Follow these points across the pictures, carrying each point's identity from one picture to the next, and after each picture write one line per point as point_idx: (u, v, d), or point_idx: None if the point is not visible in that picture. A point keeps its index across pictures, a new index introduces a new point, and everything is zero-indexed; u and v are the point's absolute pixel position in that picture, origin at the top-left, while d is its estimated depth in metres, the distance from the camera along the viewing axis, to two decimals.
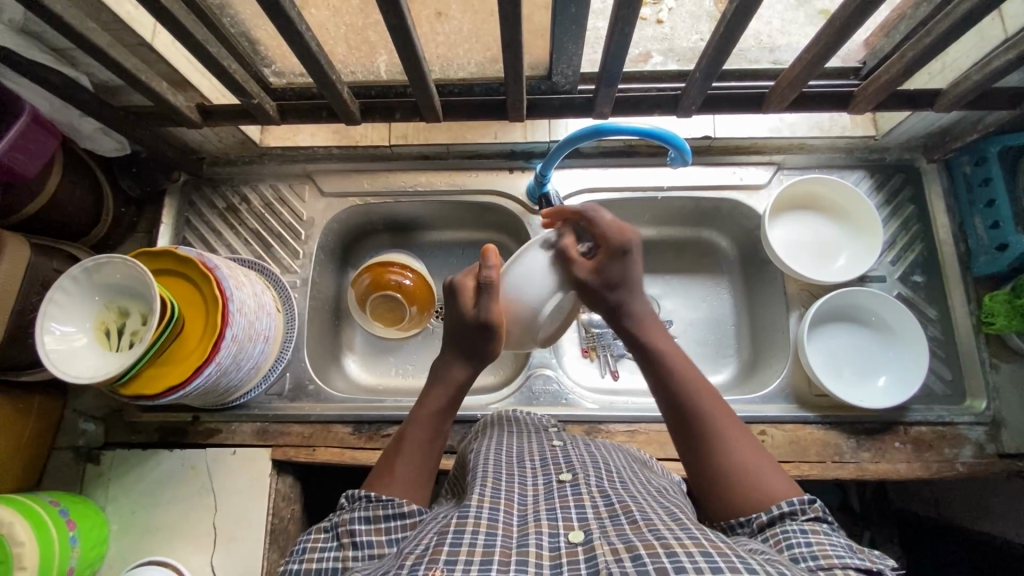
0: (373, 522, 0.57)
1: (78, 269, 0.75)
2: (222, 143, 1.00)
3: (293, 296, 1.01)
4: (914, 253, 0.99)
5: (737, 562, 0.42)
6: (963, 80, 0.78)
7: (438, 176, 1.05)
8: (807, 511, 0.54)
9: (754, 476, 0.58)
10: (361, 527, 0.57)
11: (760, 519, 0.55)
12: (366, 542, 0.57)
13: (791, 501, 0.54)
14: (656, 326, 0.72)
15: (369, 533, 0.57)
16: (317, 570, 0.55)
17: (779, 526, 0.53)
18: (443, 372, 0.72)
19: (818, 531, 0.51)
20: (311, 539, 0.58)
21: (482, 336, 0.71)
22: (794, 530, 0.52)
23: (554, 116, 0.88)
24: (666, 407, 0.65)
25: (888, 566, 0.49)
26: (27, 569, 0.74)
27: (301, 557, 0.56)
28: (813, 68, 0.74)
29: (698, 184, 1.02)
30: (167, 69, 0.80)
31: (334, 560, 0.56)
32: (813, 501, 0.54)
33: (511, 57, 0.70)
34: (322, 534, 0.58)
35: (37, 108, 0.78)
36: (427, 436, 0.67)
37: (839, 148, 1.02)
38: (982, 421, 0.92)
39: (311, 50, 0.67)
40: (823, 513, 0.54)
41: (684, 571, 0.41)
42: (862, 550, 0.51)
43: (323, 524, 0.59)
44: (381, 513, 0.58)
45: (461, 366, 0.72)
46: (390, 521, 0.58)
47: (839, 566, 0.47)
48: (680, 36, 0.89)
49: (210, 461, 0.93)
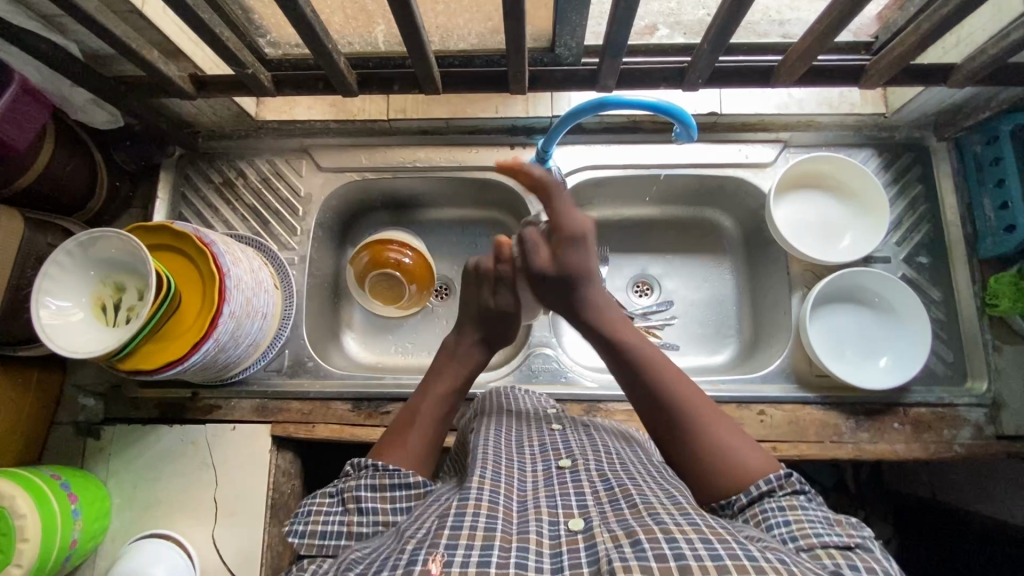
0: (378, 490, 0.57)
1: (72, 243, 0.74)
2: (218, 116, 0.98)
3: (291, 273, 1.00)
4: (920, 234, 0.98)
5: (737, 550, 0.42)
6: (979, 54, 0.76)
7: (437, 151, 1.03)
8: (784, 486, 0.54)
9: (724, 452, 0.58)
10: (367, 494, 0.57)
11: (741, 500, 0.54)
12: (370, 509, 0.57)
13: (768, 478, 0.54)
14: (614, 313, 0.72)
15: (374, 501, 0.57)
16: (322, 533, 0.56)
17: (757, 506, 0.53)
18: (461, 352, 0.74)
19: (796, 507, 0.51)
20: (316, 503, 0.58)
21: (499, 324, 0.76)
22: (772, 509, 0.52)
23: (557, 89, 0.86)
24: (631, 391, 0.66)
25: (866, 537, 0.49)
26: (29, 541, 0.74)
27: (307, 520, 0.57)
28: (825, 40, 0.71)
29: (703, 162, 1.00)
30: (159, 38, 0.78)
31: (339, 524, 0.56)
32: (789, 474, 0.55)
33: (513, 27, 0.68)
34: (327, 498, 0.59)
35: (26, 78, 0.76)
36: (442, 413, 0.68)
37: (848, 125, 1.00)
38: (982, 403, 0.92)
39: (306, 18, 0.65)
40: (800, 486, 0.54)
41: (684, 559, 0.41)
42: (839, 522, 0.51)
43: (329, 489, 0.59)
44: (386, 483, 0.58)
45: (478, 352, 0.75)
46: (395, 492, 0.58)
47: (819, 544, 0.47)
48: (686, 10, 0.84)
49: (210, 436, 0.93)
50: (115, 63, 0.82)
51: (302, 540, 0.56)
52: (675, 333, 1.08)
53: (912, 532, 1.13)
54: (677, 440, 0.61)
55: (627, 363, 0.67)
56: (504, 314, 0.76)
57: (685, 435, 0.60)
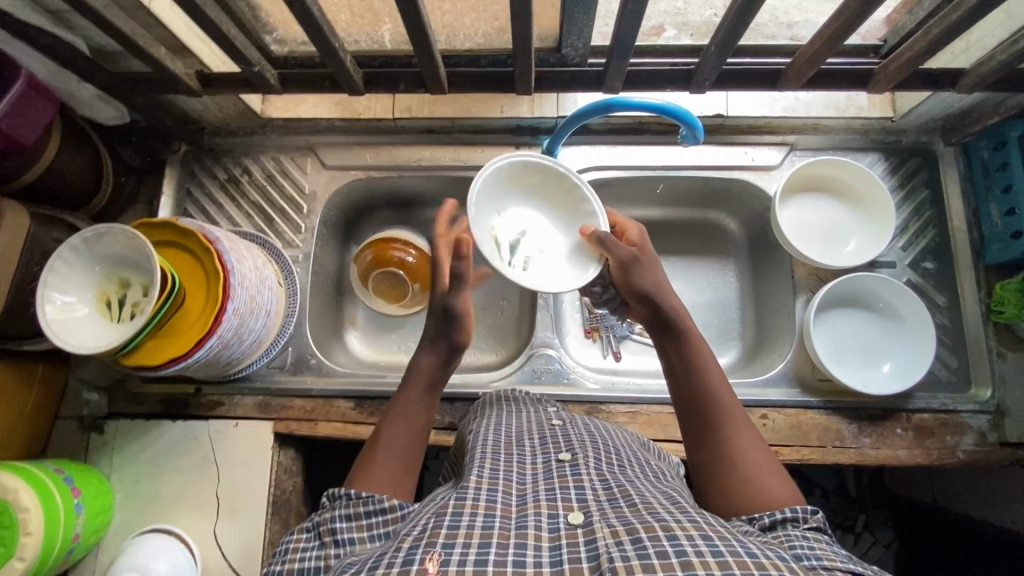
0: (353, 520, 0.55)
1: (76, 238, 0.74)
2: (223, 113, 0.98)
3: (295, 271, 1.00)
4: (926, 238, 0.98)
5: (736, 548, 0.42)
6: (989, 59, 0.76)
7: (442, 150, 1.03)
8: (809, 519, 0.52)
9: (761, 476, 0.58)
10: (342, 525, 0.55)
11: (762, 520, 0.53)
12: (347, 538, 0.54)
13: (793, 507, 0.53)
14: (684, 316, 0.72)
15: (351, 531, 0.55)
16: (300, 570, 0.53)
17: (779, 530, 0.51)
18: (420, 367, 0.72)
19: (821, 540, 0.49)
20: (293, 540, 0.56)
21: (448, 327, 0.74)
22: (797, 536, 0.49)
23: (563, 89, 0.86)
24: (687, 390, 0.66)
25: None
26: (32, 535, 0.75)
27: (283, 559, 0.54)
28: (833, 44, 0.71)
29: (708, 165, 1.00)
30: (165, 34, 0.77)
31: (315, 559, 0.53)
32: (815, 510, 0.52)
33: (520, 27, 0.68)
34: (303, 534, 0.57)
35: (33, 73, 0.76)
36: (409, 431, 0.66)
37: (855, 129, 0.99)
38: (985, 410, 0.91)
39: (313, 16, 0.65)
40: (825, 525, 0.52)
41: (685, 555, 0.41)
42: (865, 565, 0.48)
43: (305, 524, 0.57)
44: (362, 510, 0.56)
45: (429, 356, 0.73)
46: (371, 518, 0.56)
47: (840, 566, 0.44)
48: (693, 10, 0.83)
49: (212, 433, 0.93)
50: (121, 59, 0.82)
51: None
52: None
53: (913, 537, 1.13)
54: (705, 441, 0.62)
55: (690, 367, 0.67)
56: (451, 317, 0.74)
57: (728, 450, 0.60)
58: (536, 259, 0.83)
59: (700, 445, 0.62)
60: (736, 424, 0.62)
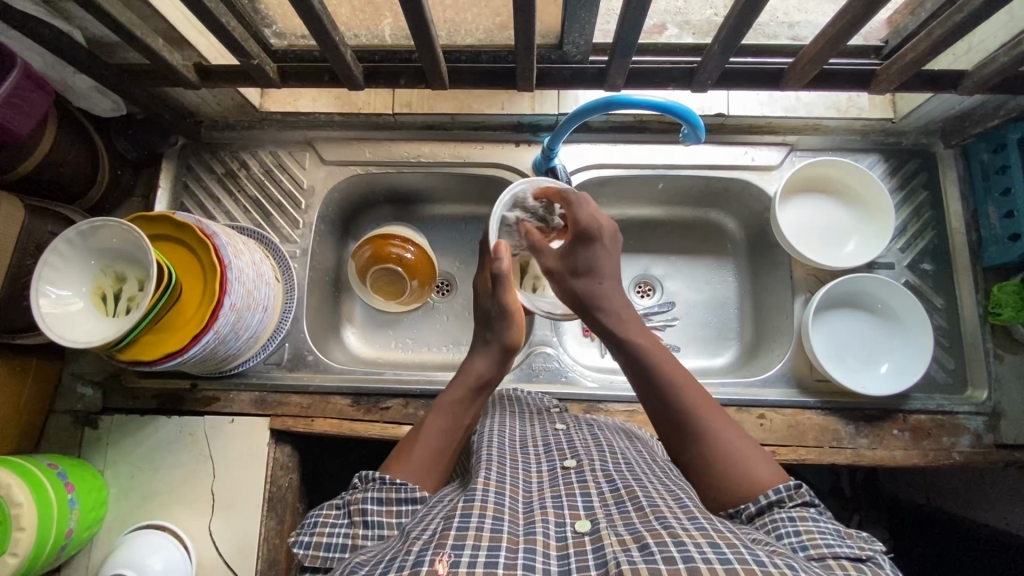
0: (385, 504, 0.56)
1: (72, 231, 0.73)
2: (221, 107, 0.97)
3: (293, 266, 0.99)
4: (924, 240, 0.98)
5: (745, 554, 0.42)
6: (990, 62, 0.75)
7: (442, 147, 1.02)
8: (793, 497, 0.53)
9: (733, 462, 0.58)
10: (373, 507, 0.56)
11: (749, 509, 0.54)
12: (376, 522, 0.55)
13: (778, 488, 0.54)
14: (630, 318, 0.73)
15: (380, 514, 0.56)
16: (327, 545, 0.55)
17: (767, 515, 0.53)
18: (470, 366, 0.74)
19: (806, 518, 0.51)
20: (322, 514, 0.57)
21: (500, 324, 0.76)
22: (782, 518, 0.51)
23: (564, 86, 0.85)
24: (648, 398, 0.66)
25: (877, 550, 0.48)
26: (25, 529, 0.74)
27: (312, 530, 0.56)
28: (837, 43, 0.71)
29: (708, 164, 1.00)
30: (164, 26, 0.77)
31: (344, 536, 0.55)
32: (798, 484, 0.54)
33: (522, 23, 0.67)
34: (333, 509, 0.58)
35: (30, 64, 0.75)
36: (449, 426, 0.66)
37: (855, 130, 0.99)
38: (981, 411, 0.92)
39: (313, 9, 0.64)
40: (809, 498, 0.54)
41: (692, 561, 0.41)
42: (850, 535, 0.50)
43: (335, 501, 0.59)
44: (394, 496, 0.57)
45: (483, 359, 0.74)
46: (402, 505, 0.57)
47: (829, 552, 0.47)
48: (694, 9, 0.84)
49: (208, 429, 0.92)
50: (119, 50, 0.81)
51: (306, 551, 0.54)
52: (676, 334, 1.08)
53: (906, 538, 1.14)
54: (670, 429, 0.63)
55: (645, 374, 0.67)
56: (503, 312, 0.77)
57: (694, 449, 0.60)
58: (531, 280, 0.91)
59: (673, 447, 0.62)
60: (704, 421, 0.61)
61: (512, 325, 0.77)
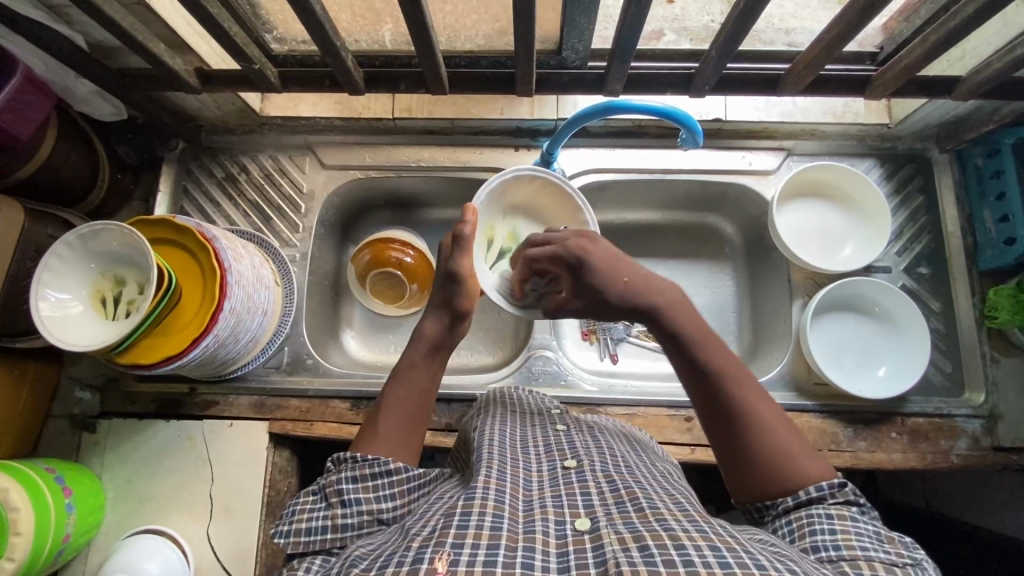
0: (359, 482, 0.58)
1: (72, 235, 0.73)
2: (221, 112, 0.98)
3: (292, 270, 1.00)
4: (921, 244, 0.98)
5: (745, 559, 0.41)
6: (985, 68, 0.76)
7: (441, 152, 1.03)
8: (835, 496, 0.53)
9: (784, 457, 0.56)
10: (348, 486, 0.57)
11: (785, 503, 0.54)
12: (354, 500, 0.57)
13: (820, 485, 0.53)
14: (677, 303, 0.66)
15: (356, 492, 0.57)
16: (308, 531, 0.55)
17: (804, 511, 0.53)
18: (421, 328, 0.73)
19: (844, 517, 0.50)
20: (300, 502, 0.58)
21: (452, 288, 0.75)
22: (819, 515, 0.51)
23: (563, 92, 0.86)
24: (694, 386, 0.61)
25: (919, 558, 0.47)
26: (22, 534, 0.74)
27: (291, 520, 0.57)
28: (833, 50, 0.72)
29: (706, 168, 1.00)
30: (166, 31, 0.77)
31: (323, 519, 0.56)
32: (843, 484, 0.53)
33: (521, 29, 0.68)
34: (310, 496, 0.59)
35: (31, 67, 0.76)
36: (410, 393, 0.67)
37: (851, 136, 1.00)
38: (979, 414, 0.92)
39: (315, 15, 0.65)
40: (854, 497, 0.53)
41: (692, 565, 0.41)
42: (891, 539, 0.49)
43: (311, 488, 0.59)
44: (368, 473, 0.58)
45: (435, 320, 0.73)
46: (377, 479, 0.58)
47: (862, 557, 0.46)
48: (691, 16, 0.85)
49: (207, 433, 0.92)
50: (120, 55, 0.81)
51: (287, 540, 0.55)
52: None
53: None
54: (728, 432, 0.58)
55: (693, 361, 0.62)
56: (455, 277, 0.75)
57: (745, 441, 0.57)
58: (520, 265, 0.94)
59: (720, 438, 0.59)
60: (758, 414, 0.58)
61: (463, 290, 0.74)
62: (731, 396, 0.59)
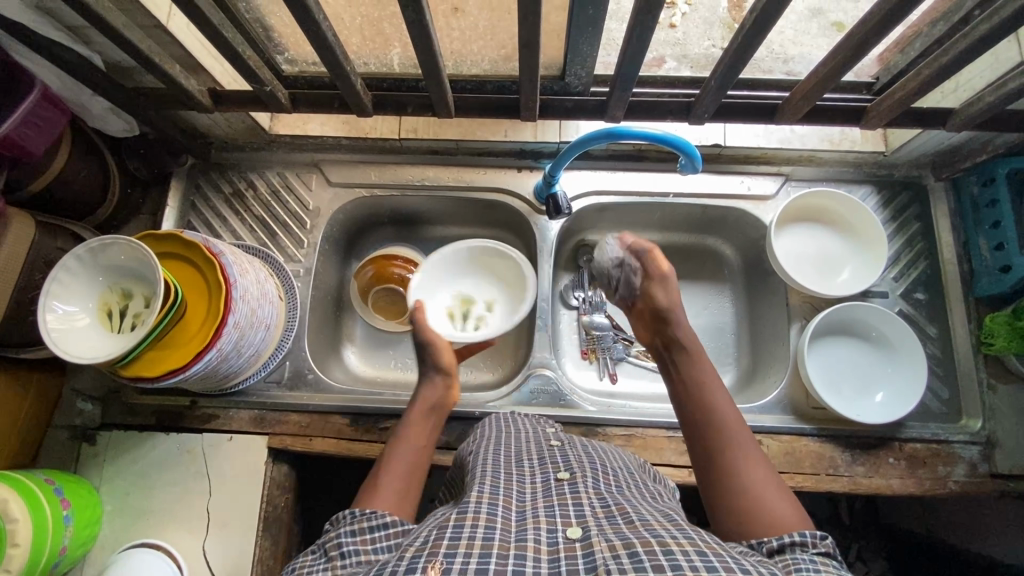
0: (358, 534, 0.57)
1: (82, 248, 0.75)
2: (231, 129, 1.00)
3: (296, 285, 1.01)
4: (917, 270, 0.99)
5: (731, 563, 0.43)
6: (978, 100, 0.78)
7: (446, 171, 1.05)
8: (817, 545, 0.52)
9: (761, 499, 0.60)
10: (348, 539, 0.57)
11: (771, 544, 0.54)
12: (352, 551, 0.56)
13: (802, 532, 0.53)
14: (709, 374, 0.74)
15: (355, 544, 0.56)
16: None
17: (787, 554, 0.52)
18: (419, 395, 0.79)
19: (827, 564, 0.49)
20: (299, 562, 0.57)
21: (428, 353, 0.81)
22: (804, 559, 0.50)
23: (566, 116, 0.88)
24: (698, 425, 0.69)
25: None
26: (20, 545, 0.74)
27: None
28: (828, 82, 0.74)
29: (706, 192, 1.02)
30: (181, 52, 0.79)
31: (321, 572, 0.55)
32: (824, 536, 0.53)
33: (527, 56, 0.70)
34: (309, 556, 0.58)
35: (47, 85, 0.78)
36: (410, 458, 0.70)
37: (849, 162, 1.02)
38: (976, 441, 0.92)
39: (327, 40, 0.67)
40: (834, 551, 0.52)
41: (681, 569, 0.41)
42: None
43: (309, 549, 0.59)
44: (366, 526, 0.58)
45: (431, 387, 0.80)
46: (375, 532, 0.58)
47: None
48: (692, 42, 0.90)
49: (207, 446, 0.93)
50: (136, 74, 0.83)
51: None
52: None
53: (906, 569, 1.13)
54: (702, 445, 0.67)
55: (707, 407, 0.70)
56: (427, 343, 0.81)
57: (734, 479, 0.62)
58: (490, 318, 1.01)
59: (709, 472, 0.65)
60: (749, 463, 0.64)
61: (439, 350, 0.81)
62: (730, 440, 0.66)
